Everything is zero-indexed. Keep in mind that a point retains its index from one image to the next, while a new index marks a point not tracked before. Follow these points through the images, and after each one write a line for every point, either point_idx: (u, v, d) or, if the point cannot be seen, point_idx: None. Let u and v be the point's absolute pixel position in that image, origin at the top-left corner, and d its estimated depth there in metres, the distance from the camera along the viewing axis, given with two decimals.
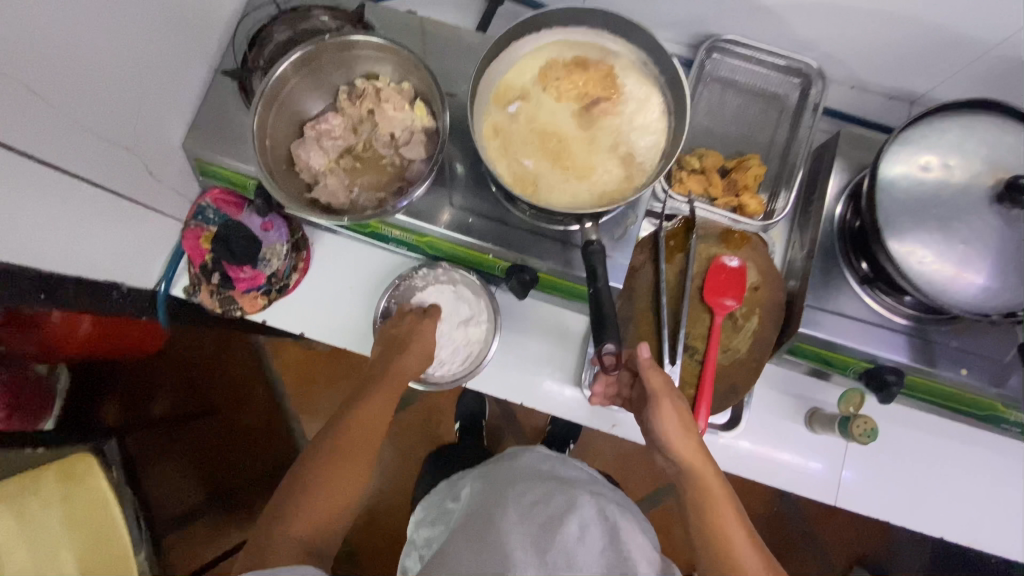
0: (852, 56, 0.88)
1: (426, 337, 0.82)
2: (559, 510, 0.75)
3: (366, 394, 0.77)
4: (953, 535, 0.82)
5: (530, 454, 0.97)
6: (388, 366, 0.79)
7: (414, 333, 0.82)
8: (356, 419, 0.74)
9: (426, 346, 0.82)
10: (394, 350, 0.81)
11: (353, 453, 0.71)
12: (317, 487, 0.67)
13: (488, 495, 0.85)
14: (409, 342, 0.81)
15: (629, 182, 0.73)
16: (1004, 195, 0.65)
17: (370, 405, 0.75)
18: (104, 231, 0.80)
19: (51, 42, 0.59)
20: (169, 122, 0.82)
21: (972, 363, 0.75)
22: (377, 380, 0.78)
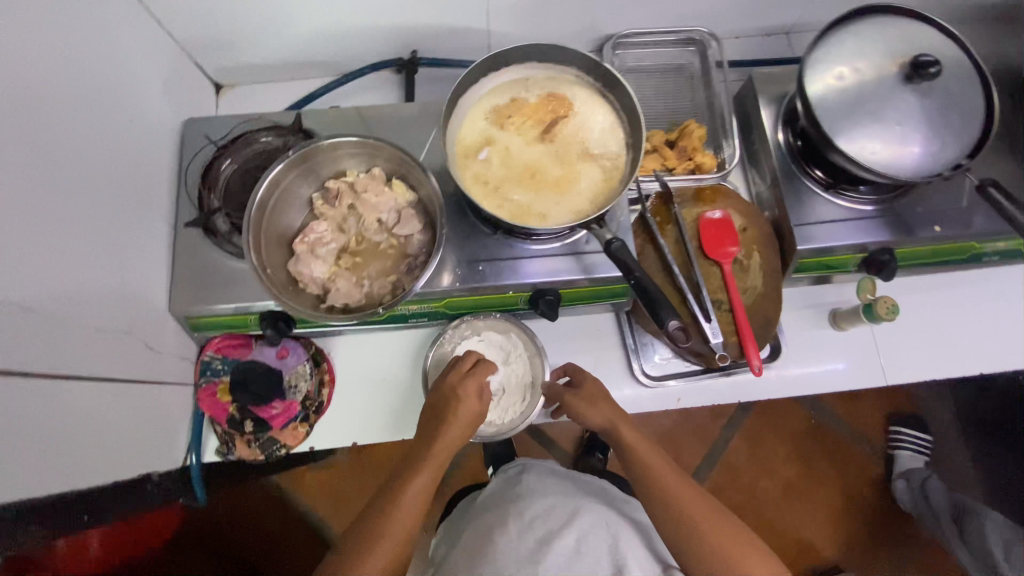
0: (729, 13, 1.01)
1: (467, 401, 0.75)
2: (563, 522, 0.86)
3: (405, 477, 0.68)
4: (988, 366, 0.92)
5: (536, 467, 1.05)
6: (431, 441, 0.71)
7: (456, 398, 0.75)
8: (399, 505, 0.66)
9: (470, 414, 0.74)
10: (436, 423, 0.73)
11: (402, 541, 0.64)
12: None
13: (498, 510, 0.93)
14: (453, 412, 0.74)
15: (611, 180, 0.79)
16: (912, 74, 0.75)
17: (416, 490, 0.67)
18: (122, 423, 0.75)
19: (14, 251, 0.57)
20: (150, 290, 0.79)
21: (940, 218, 0.86)
22: (419, 460, 0.70)
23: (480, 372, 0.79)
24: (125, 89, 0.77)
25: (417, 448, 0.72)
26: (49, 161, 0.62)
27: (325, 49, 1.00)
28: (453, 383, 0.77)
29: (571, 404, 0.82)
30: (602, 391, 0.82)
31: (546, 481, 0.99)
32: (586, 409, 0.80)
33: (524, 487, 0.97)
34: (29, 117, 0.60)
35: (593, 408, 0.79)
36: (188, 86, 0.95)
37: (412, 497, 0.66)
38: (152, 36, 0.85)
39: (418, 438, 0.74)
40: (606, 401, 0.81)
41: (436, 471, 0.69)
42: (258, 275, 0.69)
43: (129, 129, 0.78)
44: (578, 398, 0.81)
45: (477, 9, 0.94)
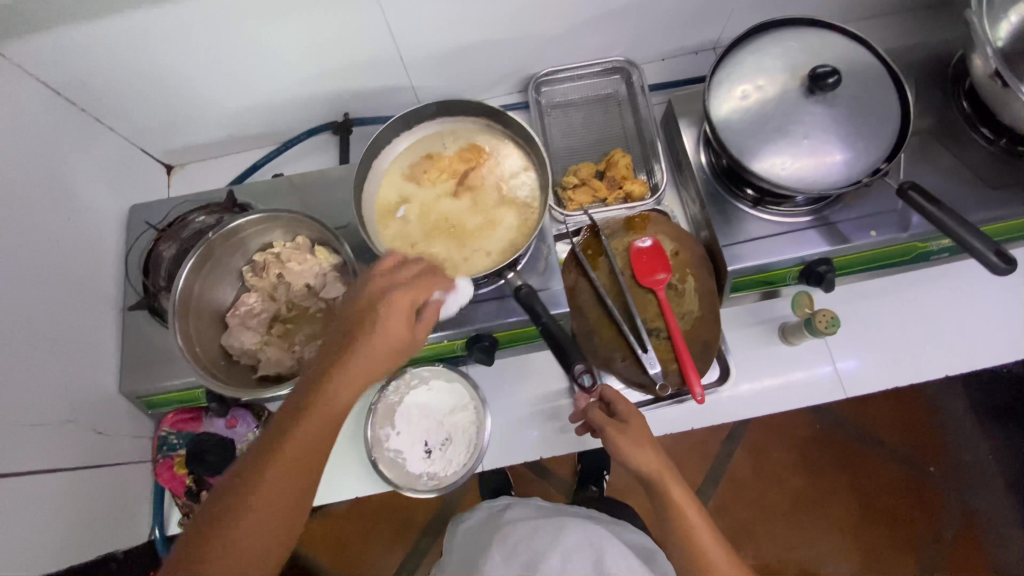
0: (647, 39, 1.02)
1: (394, 310, 0.60)
2: (545, 545, 0.87)
3: (292, 421, 0.57)
4: (956, 368, 0.88)
5: (520, 504, 1.03)
6: (346, 357, 0.58)
7: (373, 320, 0.59)
8: (286, 456, 0.55)
9: (387, 342, 0.59)
10: (345, 352, 0.59)
11: (294, 495, 0.55)
12: (226, 551, 0.52)
13: (484, 540, 0.96)
14: (364, 338, 0.58)
15: (527, 224, 0.79)
16: (812, 87, 0.75)
17: (322, 418, 0.57)
18: (78, 508, 0.78)
19: None
20: (99, 376, 0.83)
21: (877, 223, 0.84)
22: (331, 376, 0.58)
23: (414, 288, 0.62)
24: (61, 191, 0.83)
25: (319, 379, 0.58)
26: None
27: (262, 121, 1.05)
28: (376, 294, 0.62)
29: (613, 439, 0.75)
30: (646, 431, 0.76)
31: (529, 510, 1.00)
32: (629, 449, 0.73)
33: (508, 518, 0.99)
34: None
35: (641, 452, 0.73)
36: (134, 173, 1.00)
37: (298, 447, 0.56)
38: (91, 135, 0.91)
39: (332, 344, 0.60)
40: (653, 447, 0.75)
41: (336, 411, 0.58)
42: (184, 356, 0.72)
43: (67, 226, 0.83)
44: (623, 436, 0.74)
45: (395, 69, 0.97)
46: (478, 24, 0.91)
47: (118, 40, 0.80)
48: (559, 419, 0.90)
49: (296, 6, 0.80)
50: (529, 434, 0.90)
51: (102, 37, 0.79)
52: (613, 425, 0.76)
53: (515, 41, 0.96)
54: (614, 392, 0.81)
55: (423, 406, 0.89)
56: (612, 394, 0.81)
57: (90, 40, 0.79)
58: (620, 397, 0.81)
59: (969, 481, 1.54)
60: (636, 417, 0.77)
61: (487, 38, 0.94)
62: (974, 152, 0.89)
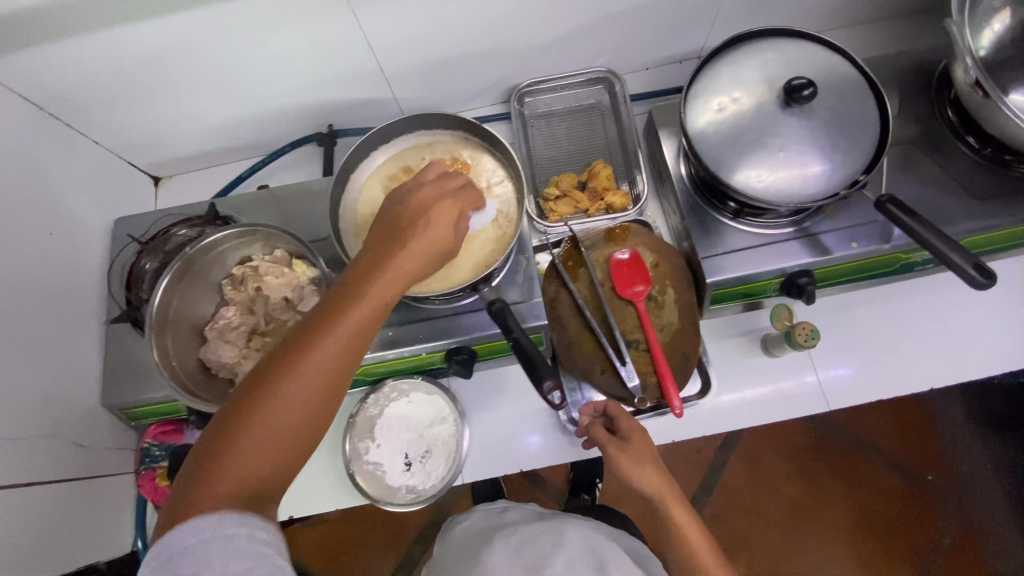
0: (630, 49, 1.02)
1: (439, 221, 0.59)
2: (547, 551, 0.86)
3: (340, 306, 0.55)
4: (940, 381, 0.87)
5: (518, 507, 1.06)
6: (392, 260, 0.57)
7: (423, 222, 0.59)
8: (331, 338, 0.53)
9: (434, 245, 0.59)
10: (392, 250, 0.57)
11: (330, 389, 0.54)
12: (263, 430, 0.51)
13: (482, 539, 0.95)
14: (413, 237, 0.58)
15: (503, 238, 0.79)
16: (788, 99, 0.74)
17: (366, 313, 0.55)
18: (59, 521, 0.78)
19: None
20: (81, 389, 0.84)
21: (858, 234, 0.83)
22: (376, 274, 0.56)
23: (460, 197, 0.62)
24: (44, 206, 0.84)
25: (365, 273, 0.57)
26: None
27: (246, 133, 1.05)
28: (423, 203, 0.60)
29: (614, 459, 0.75)
30: (647, 447, 0.75)
31: (529, 515, 1.00)
32: (632, 470, 0.73)
33: (508, 520, 0.99)
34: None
35: (641, 473, 0.73)
36: (120, 186, 1.01)
37: (342, 338, 0.53)
38: (76, 150, 0.92)
39: (373, 246, 0.59)
40: (654, 464, 0.74)
41: (382, 303, 0.56)
42: (160, 370, 0.72)
43: (51, 241, 0.84)
44: (625, 457, 0.74)
45: (377, 81, 0.98)
46: (457, 37, 0.91)
47: (99, 58, 0.81)
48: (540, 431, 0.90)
49: (274, 21, 0.81)
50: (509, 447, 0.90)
51: (83, 56, 0.80)
52: (613, 444, 0.76)
53: (496, 53, 0.97)
54: (616, 408, 0.80)
55: (402, 419, 0.88)
56: (617, 409, 0.80)
57: (71, 58, 0.80)
58: (622, 411, 0.80)
59: (967, 490, 1.52)
60: (638, 433, 0.77)
61: (467, 51, 0.95)
62: (959, 162, 0.88)
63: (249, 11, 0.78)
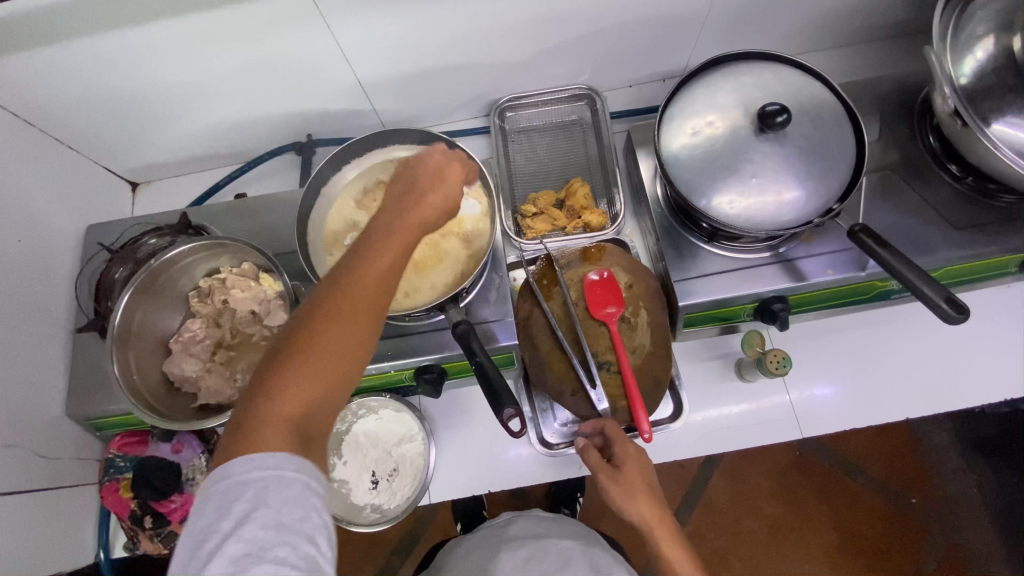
0: (612, 67, 1.02)
1: (452, 171, 0.61)
2: (554, 567, 0.93)
3: (373, 244, 0.55)
4: (916, 412, 0.86)
5: (523, 516, 1.10)
6: (416, 202, 0.58)
7: (439, 173, 0.61)
8: (367, 271, 0.53)
9: (451, 192, 0.60)
10: (411, 196, 0.58)
11: (368, 326, 0.53)
12: (315, 359, 0.50)
13: (488, 550, 1.01)
14: (431, 185, 0.60)
15: (473, 257, 0.78)
16: (762, 125, 0.73)
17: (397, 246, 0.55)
18: (17, 534, 0.77)
19: None
20: (44, 399, 0.83)
21: (834, 261, 0.82)
22: (405, 213, 0.57)
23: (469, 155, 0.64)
24: (12, 213, 0.83)
25: (390, 216, 0.57)
26: None
27: (224, 142, 1.05)
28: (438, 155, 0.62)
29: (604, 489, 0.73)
30: (641, 471, 0.73)
31: (535, 526, 1.05)
32: (622, 500, 0.71)
33: (514, 532, 1.04)
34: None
35: (630, 501, 0.70)
36: (93, 192, 1.00)
37: (376, 275, 0.53)
38: (49, 156, 0.91)
39: (396, 190, 0.59)
40: (646, 491, 0.71)
41: (413, 238, 0.56)
42: (120, 385, 0.71)
43: (18, 248, 0.83)
44: (615, 486, 0.72)
45: (356, 93, 0.97)
46: (435, 51, 0.90)
47: (71, 65, 0.80)
48: (510, 451, 0.89)
49: (249, 33, 0.80)
50: (479, 467, 0.88)
51: (54, 63, 0.79)
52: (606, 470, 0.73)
53: (475, 68, 0.96)
54: (613, 428, 0.77)
55: (371, 436, 0.88)
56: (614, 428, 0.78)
57: (44, 66, 0.79)
58: (619, 432, 0.77)
59: (952, 514, 1.50)
60: (632, 455, 0.74)
61: (446, 64, 0.94)
62: (940, 189, 0.87)
63: (222, 21, 0.77)
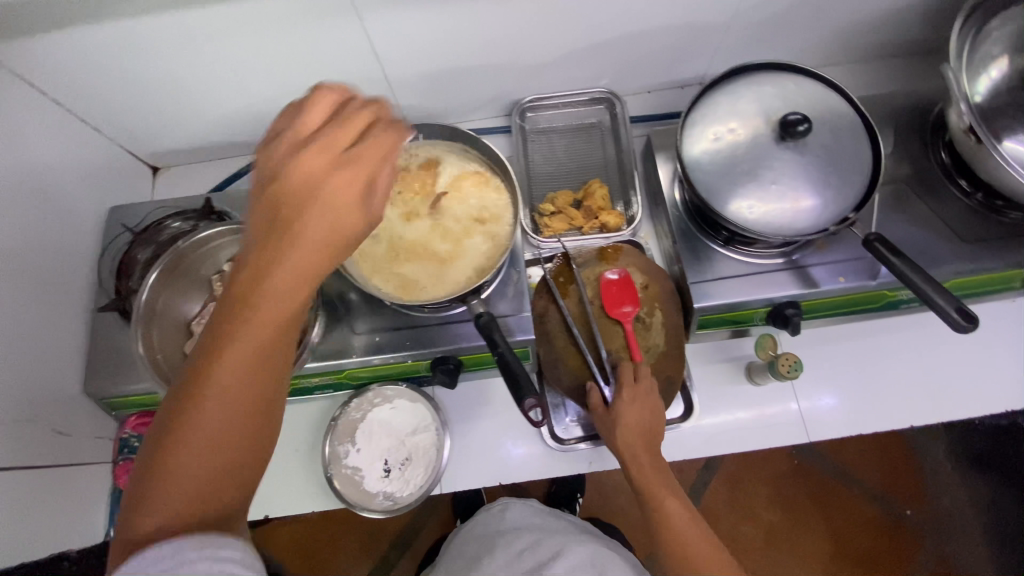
0: (632, 73, 1.04)
1: (334, 193, 0.49)
2: (552, 553, 0.95)
3: (235, 318, 0.49)
4: (921, 420, 0.88)
5: (518, 506, 1.13)
6: (283, 250, 0.49)
7: (323, 204, 0.49)
8: (236, 345, 0.48)
9: (336, 223, 0.50)
10: (283, 250, 0.49)
11: (257, 405, 0.50)
12: (192, 453, 0.47)
13: (485, 542, 1.04)
14: (310, 225, 0.49)
15: (494, 250, 0.80)
16: (783, 134, 0.75)
17: (274, 311, 0.49)
18: (32, 507, 0.78)
19: None
20: (62, 376, 0.84)
21: (846, 269, 0.84)
22: (270, 268, 0.49)
23: (360, 161, 0.50)
24: (39, 191, 0.84)
25: (257, 270, 0.49)
26: None
27: (247, 131, 1.06)
28: (303, 172, 0.50)
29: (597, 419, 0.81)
30: (649, 414, 0.78)
31: (530, 519, 1.08)
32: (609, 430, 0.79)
33: (508, 524, 1.07)
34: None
35: (633, 436, 0.77)
36: (116, 174, 1.01)
37: (247, 359, 0.48)
38: (74, 135, 0.92)
39: (259, 236, 0.50)
40: (649, 433, 0.78)
41: (286, 296, 0.50)
42: (142, 361, 0.72)
43: (44, 225, 0.84)
44: (603, 416, 0.80)
45: (381, 87, 0.98)
46: (462, 48, 0.92)
47: (107, 47, 0.81)
48: (522, 445, 0.90)
49: (283, 23, 0.82)
50: (490, 458, 0.90)
51: (90, 44, 0.80)
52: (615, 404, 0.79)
53: (500, 67, 0.98)
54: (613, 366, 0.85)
55: (383, 426, 0.88)
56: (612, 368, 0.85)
57: (78, 47, 0.80)
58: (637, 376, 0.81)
59: (945, 527, 1.52)
60: (642, 396, 0.79)
61: (471, 63, 0.96)
62: (950, 205, 0.89)
63: (258, 11, 0.78)
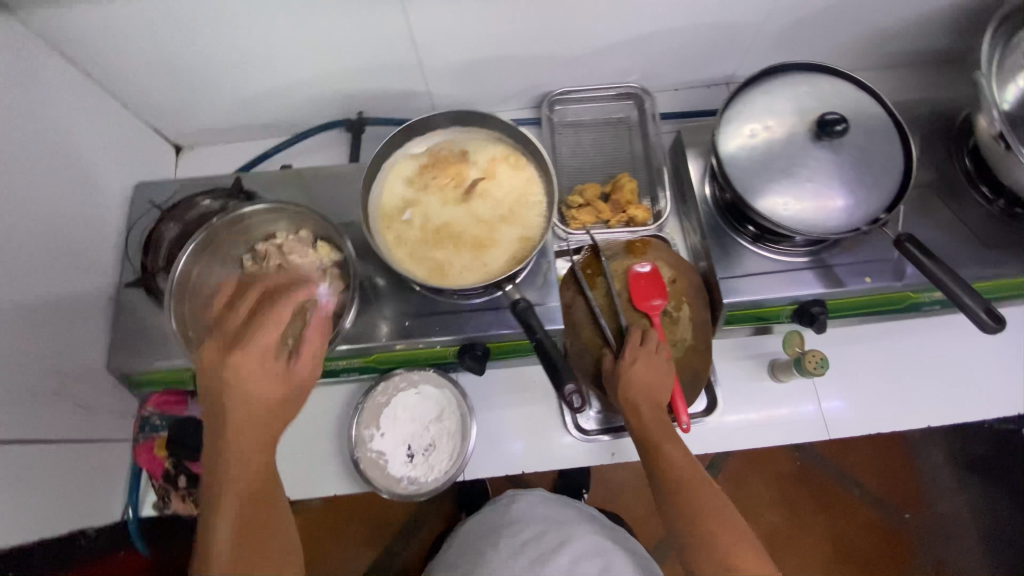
0: (662, 69, 1.04)
1: (240, 371, 0.63)
2: (556, 544, 0.97)
3: (212, 483, 0.62)
4: (939, 420, 0.89)
5: (525, 496, 1.10)
6: (225, 419, 0.63)
7: (230, 397, 0.62)
8: (224, 491, 0.62)
9: (254, 389, 0.64)
10: (229, 428, 0.63)
11: (255, 547, 0.62)
12: None
13: (490, 531, 1.03)
14: (244, 403, 0.63)
15: (529, 238, 0.80)
16: (820, 132, 0.76)
17: (233, 466, 0.62)
18: (56, 481, 0.77)
19: None
20: (87, 350, 0.83)
21: (872, 270, 0.85)
22: (223, 429, 0.63)
23: (251, 339, 0.64)
24: (69, 163, 0.83)
25: (215, 440, 0.63)
26: None
27: (275, 112, 1.05)
28: (218, 363, 0.64)
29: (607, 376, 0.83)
30: (656, 371, 0.78)
31: (536, 505, 1.06)
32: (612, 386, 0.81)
33: (514, 513, 1.04)
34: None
35: (637, 391, 0.77)
36: (141, 151, 1.01)
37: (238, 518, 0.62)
38: (103, 109, 0.92)
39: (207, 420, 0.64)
40: (657, 389, 0.77)
41: (248, 443, 0.63)
42: (178, 338, 0.72)
43: (72, 198, 0.83)
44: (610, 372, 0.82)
45: (413, 74, 0.98)
46: (498, 38, 0.92)
47: (143, 21, 0.81)
48: (545, 434, 0.91)
49: (322, 4, 0.81)
50: (512, 447, 0.90)
51: (127, 17, 0.80)
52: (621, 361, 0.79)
53: (533, 59, 0.98)
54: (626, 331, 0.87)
55: (407, 411, 0.89)
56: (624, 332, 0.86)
57: (114, 19, 0.80)
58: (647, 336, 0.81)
59: (944, 532, 1.54)
60: (648, 355, 0.79)
61: (505, 53, 0.96)
62: (972, 211, 0.90)
63: None
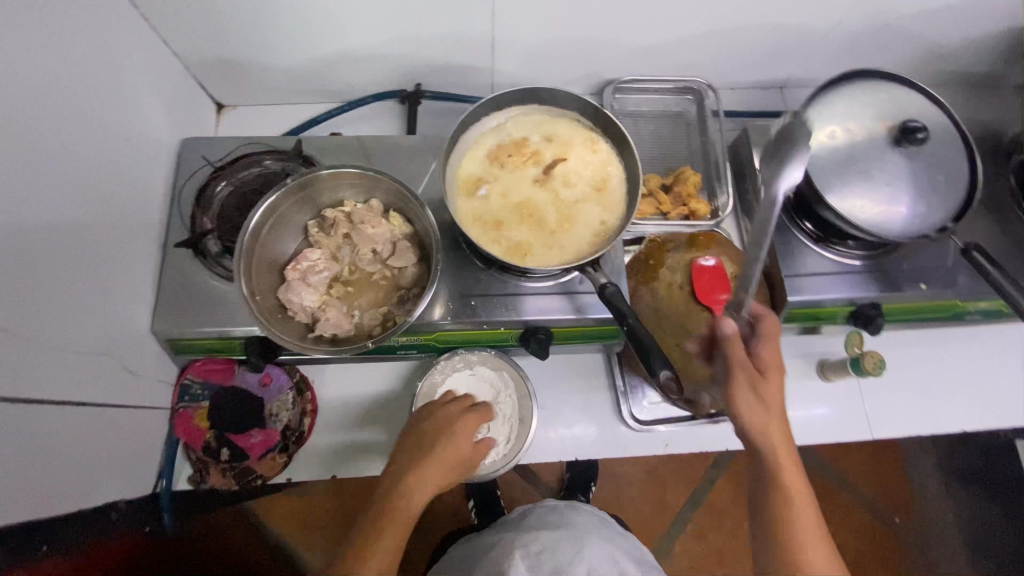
0: (725, 68, 1.05)
1: (462, 429, 0.78)
2: (569, 558, 0.89)
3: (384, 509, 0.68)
4: (973, 425, 0.92)
5: (538, 508, 1.02)
6: (429, 456, 0.73)
7: (446, 437, 0.76)
8: (392, 519, 0.67)
9: (462, 447, 0.76)
10: (430, 464, 0.73)
11: None
12: None
13: (502, 539, 0.95)
14: (452, 450, 0.75)
15: (608, 223, 0.79)
16: (901, 138, 0.78)
17: (417, 497, 0.70)
18: (97, 446, 0.72)
19: (8, 274, 0.58)
20: (133, 310, 0.78)
21: (928, 277, 0.87)
22: (422, 469, 0.72)
23: (480, 412, 0.81)
24: (126, 110, 0.78)
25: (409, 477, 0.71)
26: (43, 183, 0.63)
27: (329, 77, 1.01)
28: (446, 418, 0.79)
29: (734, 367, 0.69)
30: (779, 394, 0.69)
31: (549, 513, 0.99)
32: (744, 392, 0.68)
33: (528, 521, 0.98)
34: (11, 129, 0.58)
35: (765, 414, 0.67)
36: (187, 105, 0.95)
37: (387, 562, 0.64)
38: (158, 58, 0.86)
39: (411, 447, 0.75)
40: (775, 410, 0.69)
41: (425, 492, 0.71)
42: (246, 303, 0.68)
43: (124, 148, 0.78)
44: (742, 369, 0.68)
45: (480, 48, 0.96)
46: (576, 19, 0.91)
47: None
48: (597, 421, 0.91)
49: None
50: (563, 431, 0.91)
51: None
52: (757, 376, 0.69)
53: (604, 44, 0.97)
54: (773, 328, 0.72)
55: (463, 392, 0.88)
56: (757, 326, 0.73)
57: None
58: (771, 333, 0.73)
59: (933, 536, 1.47)
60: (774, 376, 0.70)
61: (578, 36, 0.94)
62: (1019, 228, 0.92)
63: None
